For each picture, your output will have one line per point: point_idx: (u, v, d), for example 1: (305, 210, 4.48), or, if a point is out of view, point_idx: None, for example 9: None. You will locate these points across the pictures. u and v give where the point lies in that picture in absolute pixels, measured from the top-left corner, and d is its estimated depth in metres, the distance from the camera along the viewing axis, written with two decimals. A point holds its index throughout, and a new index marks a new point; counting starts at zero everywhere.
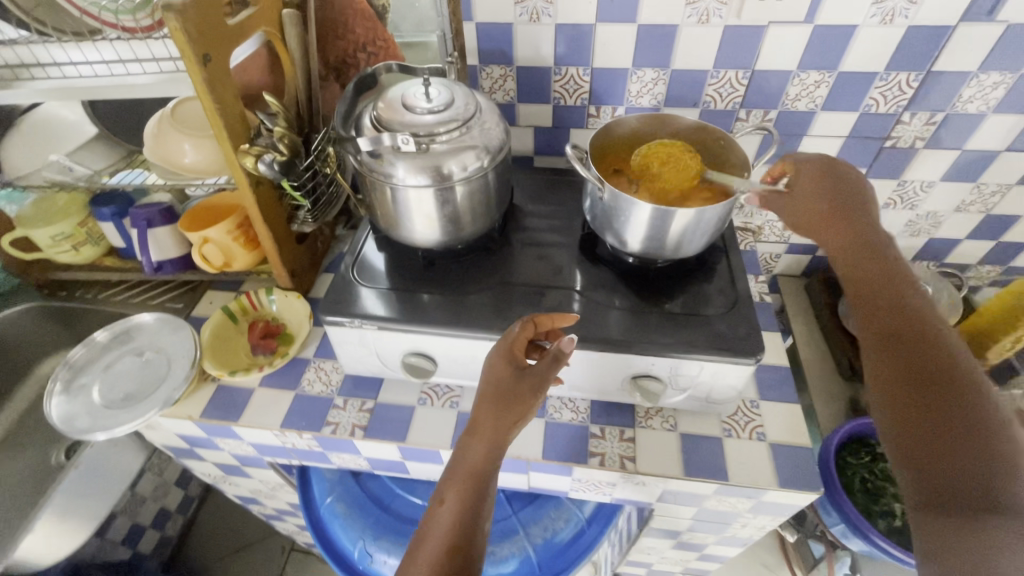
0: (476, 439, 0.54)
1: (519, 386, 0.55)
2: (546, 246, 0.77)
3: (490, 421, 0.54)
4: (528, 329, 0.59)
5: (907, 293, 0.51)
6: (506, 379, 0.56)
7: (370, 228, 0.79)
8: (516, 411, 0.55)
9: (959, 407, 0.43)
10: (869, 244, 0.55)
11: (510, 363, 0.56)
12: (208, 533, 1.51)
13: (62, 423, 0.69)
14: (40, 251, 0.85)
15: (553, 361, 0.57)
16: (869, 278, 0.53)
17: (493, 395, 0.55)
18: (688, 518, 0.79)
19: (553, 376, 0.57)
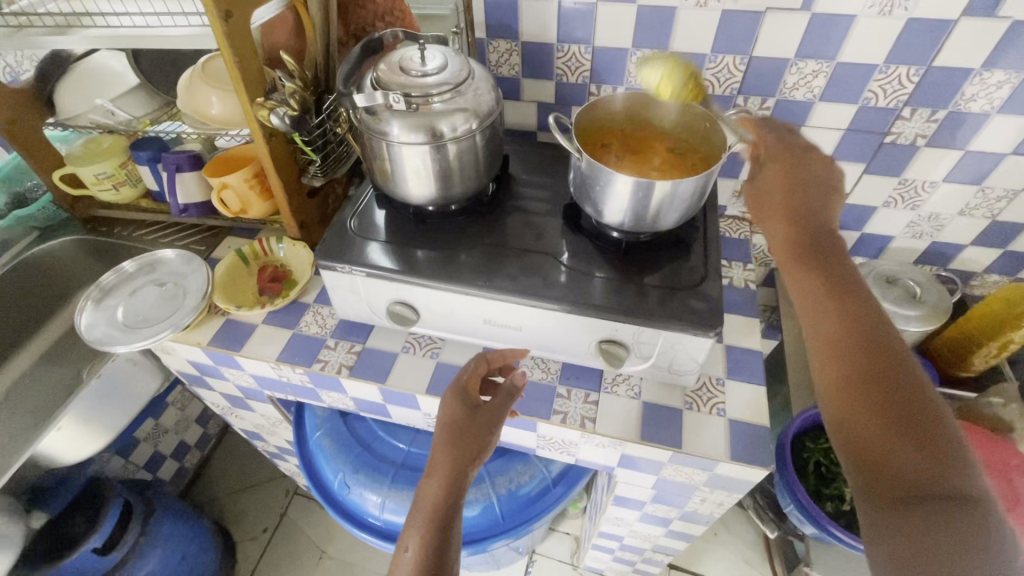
0: (434, 476, 0.60)
1: (476, 423, 0.63)
2: (533, 214, 0.80)
3: (447, 459, 0.61)
4: (481, 366, 0.68)
5: (846, 287, 0.51)
6: (463, 414, 0.63)
7: (372, 187, 0.85)
8: (472, 444, 0.62)
9: (908, 408, 0.44)
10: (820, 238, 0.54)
11: (465, 401, 0.65)
12: (221, 470, 1.63)
13: (90, 335, 0.77)
14: (87, 189, 0.95)
15: (507, 395, 0.66)
16: (811, 271, 0.52)
17: (452, 430, 0.63)
18: (650, 490, 0.81)
19: (506, 408, 0.66)
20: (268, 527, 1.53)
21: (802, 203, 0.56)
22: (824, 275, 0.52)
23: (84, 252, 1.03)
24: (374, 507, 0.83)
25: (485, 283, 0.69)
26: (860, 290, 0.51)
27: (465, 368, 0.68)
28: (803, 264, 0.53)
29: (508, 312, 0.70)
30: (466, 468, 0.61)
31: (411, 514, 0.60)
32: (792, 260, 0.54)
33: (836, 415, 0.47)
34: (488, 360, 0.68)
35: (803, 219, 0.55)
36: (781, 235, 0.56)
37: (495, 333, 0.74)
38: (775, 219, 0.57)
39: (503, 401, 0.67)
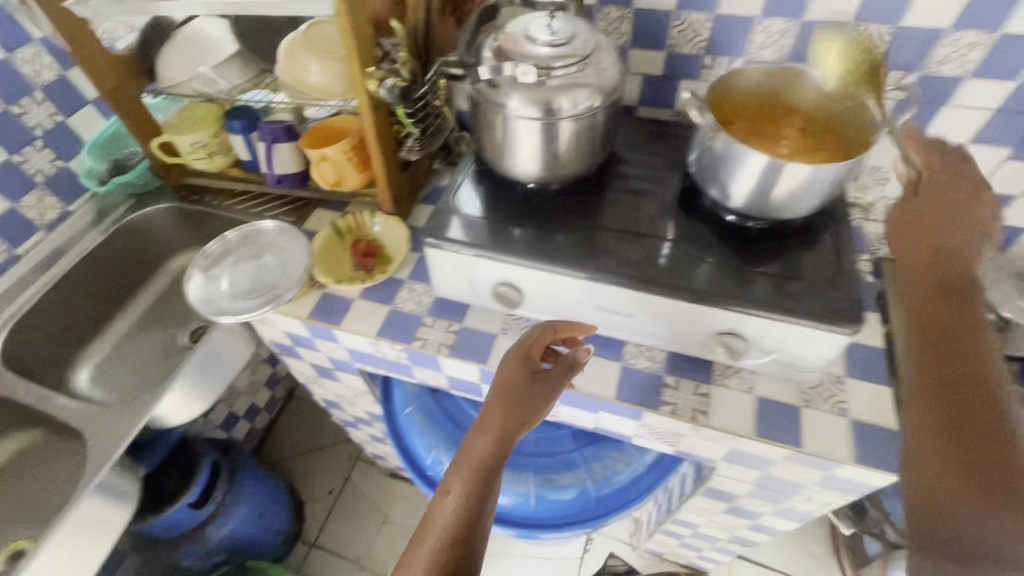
0: (483, 434, 0.61)
1: (534, 389, 0.64)
2: (640, 195, 0.77)
3: (498, 418, 0.61)
4: (548, 334, 0.68)
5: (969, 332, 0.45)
6: (522, 378, 0.64)
7: (472, 160, 0.82)
8: (526, 409, 0.62)
9: (980, 457, 0.40)
10: (950, 272, 0.48)
11: (526, 365, 0.65)
12: (288, 432, 1.69)
13: (200, 304, 0.79)
14: (181, 157, 0.97)
15: (568, 367, 0.67)
16: (937, 304, 0.47)
17: (508, 392, 0.63)
18: (749, 484, 0.79)
19: (564, 382, 0.66)
20: (334, 489, 1.59)
21: (946, 231, 0.49)
22: (949, 322, 0.46)
23: (177, 219, 1.05)
24: None
25: (598, 268, 0.67)
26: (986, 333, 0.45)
27: (531, 334, 0.68)
28: (934, 298, 0.48)
29: (620, 299, 0.67)
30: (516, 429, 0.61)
31: (455, 464, 0.61)
32: (916, 290, 0.49)
33: (915, 452, 0.45)
34: (556, 329, 0.68)
35: (938, 247, 0.49)
36: (914, 264, 0.50)
37: (603, 320, 0.71)
38: (909, 243, 0.51)
39: (563, 373, 0.67)
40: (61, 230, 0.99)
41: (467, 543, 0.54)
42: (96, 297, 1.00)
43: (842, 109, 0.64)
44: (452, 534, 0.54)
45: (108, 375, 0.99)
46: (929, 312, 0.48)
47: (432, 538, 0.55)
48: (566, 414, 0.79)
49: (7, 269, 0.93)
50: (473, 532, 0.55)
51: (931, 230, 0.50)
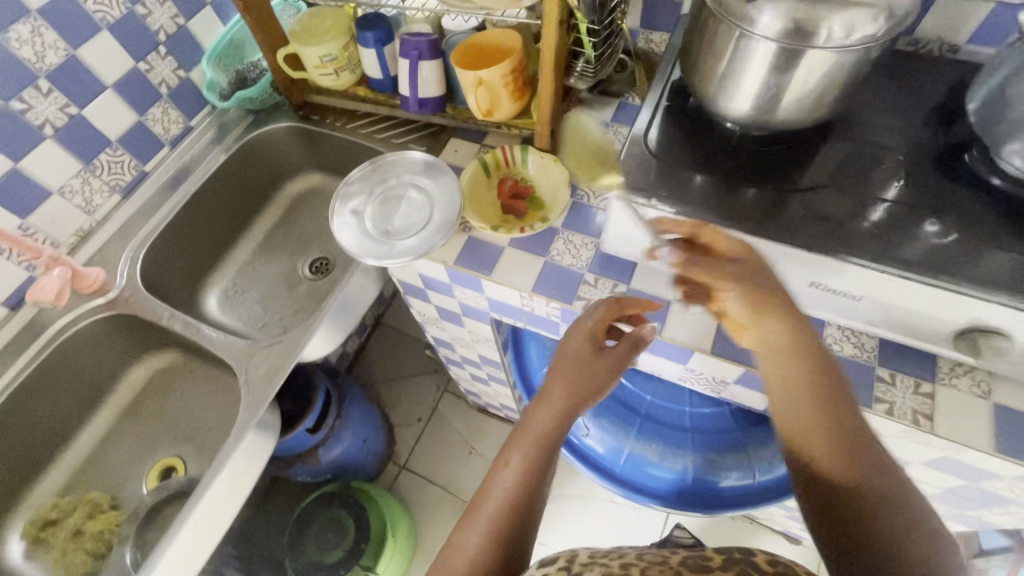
0: (545, 406, 0.54)
1: (598, 365, 0.56)
2: (873, 146, 0.62)
3: (563, 392, 0.54)
4: (613, 309, 0.58)
5: (842, 411, 0.46)
6: (587, 352, 0.55)
7: (664, 92, 0.68)
8: (593, 385, 0.54)
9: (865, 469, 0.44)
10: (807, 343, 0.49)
11: (591, 339, 0.56)
12: (377, 356, 1.71)
13: (344, 242, 0.73)
14: (306, 72, 0.87)
15: (636, 348, 0.57)
16: (803, 393, 0.47)
17: (572, 365, 0.55)
18: (936, 488, 0.70)
19: (631, 361, 0.57)
20: (423, 417, 1.62)
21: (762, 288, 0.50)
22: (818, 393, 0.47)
23: (299, 140, 0.98)
24: (591, 437, 0.79)
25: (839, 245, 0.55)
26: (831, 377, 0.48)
27: (594, 310, 0.58)
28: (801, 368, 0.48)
29: (853, 279, 0.56)
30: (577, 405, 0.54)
31: (512, 432, 0.54)
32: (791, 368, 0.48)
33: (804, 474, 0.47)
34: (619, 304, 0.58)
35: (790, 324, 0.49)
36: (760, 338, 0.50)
37: (819, 298, 0.61)
38: (770, 319, 0.49)
39: (627, 349, 0.57)
40: (185, 147, 0.94)
41: (521, 521, 0.50)
42: (218, 220, 0.97)
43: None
44: (512, 504, 0.49)
45: (233, 301, 0.97)
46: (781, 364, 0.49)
47: (485, 511, 0.50)
48: (734, 393, 0.70)
49: (136, 187, 0.89)
50: (526, 512, 0.50)
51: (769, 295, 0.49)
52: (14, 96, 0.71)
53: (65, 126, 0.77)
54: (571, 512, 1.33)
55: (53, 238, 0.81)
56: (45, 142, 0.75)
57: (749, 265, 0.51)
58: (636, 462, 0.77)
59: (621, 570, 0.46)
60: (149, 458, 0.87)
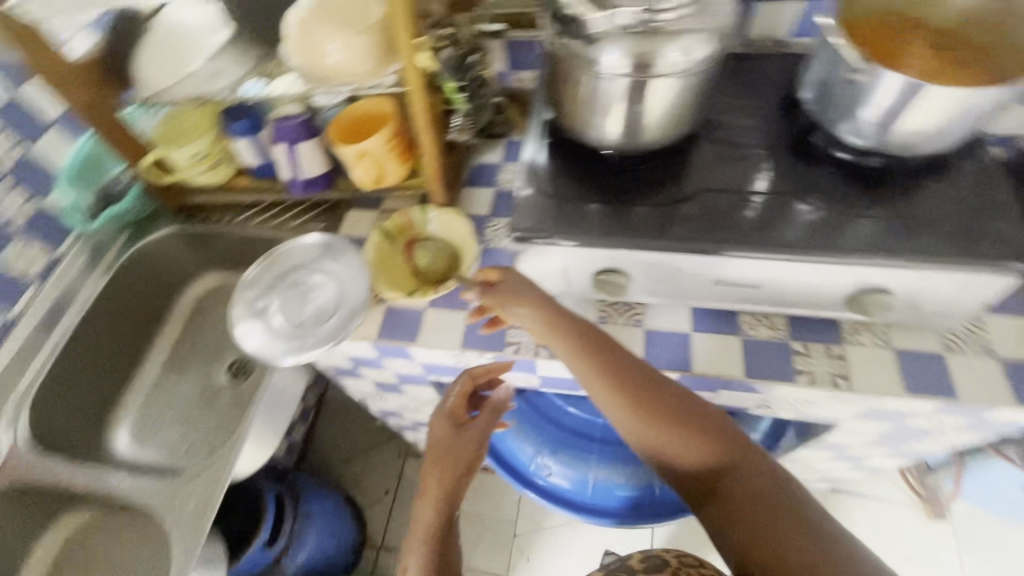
0: (427, 499, 0.64)
1: (463, 442, 0.68)
2: (737, 144, 0.68)
3: (436, 479, 0.64)
4: (468, 382, 0.70)
5: (643, 378, 0.57)
6: (448, 434, 0.68)
7: (542, 129, 0.70)
8: (460, 460, 0.67)
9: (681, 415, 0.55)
10: (591, 331, 0.59)
11: (450, 421, 0.69)
12: (329, 438, 1.62)
13: (257, 348, 0.70)
14: (178, 174, 0.83)
15: (494, 411, 0.71)
16: (610, 387, 0.56)
17: (441, 449, 0.66)
18: (871, 434, 0.76)
19: (493, 424, 0.70)
20: (390, 488, 1.54)
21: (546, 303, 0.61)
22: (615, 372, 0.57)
23: (188, 244, 0.93)
24: (555, 474, 0.79)
25: (729, 243, 0.59)
26: (622, 353, 0.58)
27: (451, 392, 0.70)
28: (595, 353, 0.58)
29: (749, 269, 0.60)
30: (456, 483, 0.66)
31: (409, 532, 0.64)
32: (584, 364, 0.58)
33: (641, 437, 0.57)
34: (474, 377, 0.69)
35: (572, 322, 0.59)
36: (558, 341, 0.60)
37: (727, 292, 0.64)
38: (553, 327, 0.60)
39: (489, 418, 0.71)
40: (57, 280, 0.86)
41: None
42: (114, 348, 0.89)
43: (969, 33, 0.56)
44: None
45: (147, 433, 0.89)
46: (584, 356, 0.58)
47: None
48: None
49: None
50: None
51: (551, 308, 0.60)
52: None
53: None
54: (559, 544, 1.30)
55: None
56: None
57: (529, 291, 0.62)
58: (605, 487, 0.77)
59: None
60: None
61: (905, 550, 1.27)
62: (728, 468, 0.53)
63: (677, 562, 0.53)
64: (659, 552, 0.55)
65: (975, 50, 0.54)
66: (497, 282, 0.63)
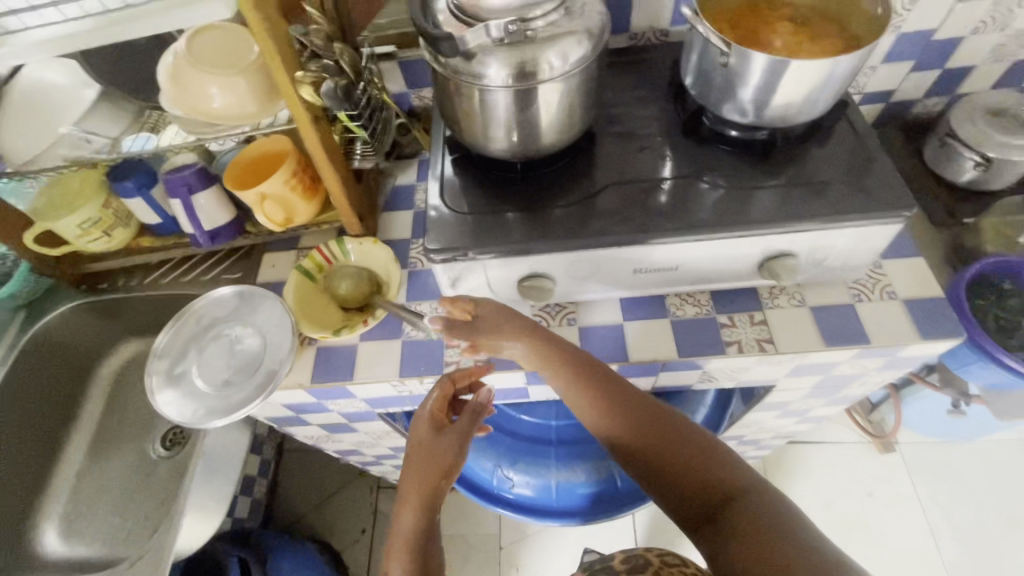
0: (407, 509, 0.57)
1: (442, 447, 0.60)
2: (636, 135, 0.70)
3: (415, 486, 0.58)
4: (446, 387, 0.63)
5: (634, 399, 0.58)
6: (426, 437, 0.61)
7: (446, 147, 0.70)
8: (439, 468, 0.59)
9: (673, 437, 0.56)
10: (582, 357, 0.60)
11: (431, 425, 0.61)
12: (293, 487, 1.55)
13: (183, 416, 0.66)
14: (69, 244, 0.77)
15: (473, 415, 0.63)
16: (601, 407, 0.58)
17: (419, 456, 0.60)
18: (806, 388, 0.80)
19: (474, 429, 0.62)
20: (366, 527, 1.49)
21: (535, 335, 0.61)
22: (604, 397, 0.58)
23: (95, 316, 0.86)
24: (519, 484, 0.78)
25: (641, 231, 0.60)
26: (614, 377, 0.59)
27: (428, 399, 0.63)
28: (585, 378, 0.59)
29: (665, 254, 0.62)
30: (437, 488, 0.58)
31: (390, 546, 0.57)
32: (573, 389, 0.59)
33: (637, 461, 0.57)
34: (453, 380, 0.63)
35: (561, 352, 0.60)
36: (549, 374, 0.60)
37: (649, 278, 0.66)
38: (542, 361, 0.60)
39: (470, 422, 0.63)
40: None
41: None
42: (27, 442, 0.82)
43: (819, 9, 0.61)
44: None
45: (81, 526, 0.82)
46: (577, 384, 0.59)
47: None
48: None
49: None
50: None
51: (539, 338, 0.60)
52: None
53: None
54: (544, 549, 1.30)
55: None
56: None
57: (514, 322, 0.61)
58: (570, 488, 0.77)
59: None
60: None
61: (864, 486, 1.34)
62: (730, 492, 0.51)
63: (660, 561, 0.51)
64: (638, 551, 0.54)
65: (825, 27, 0.60)
66: (474, 317, 0.61)
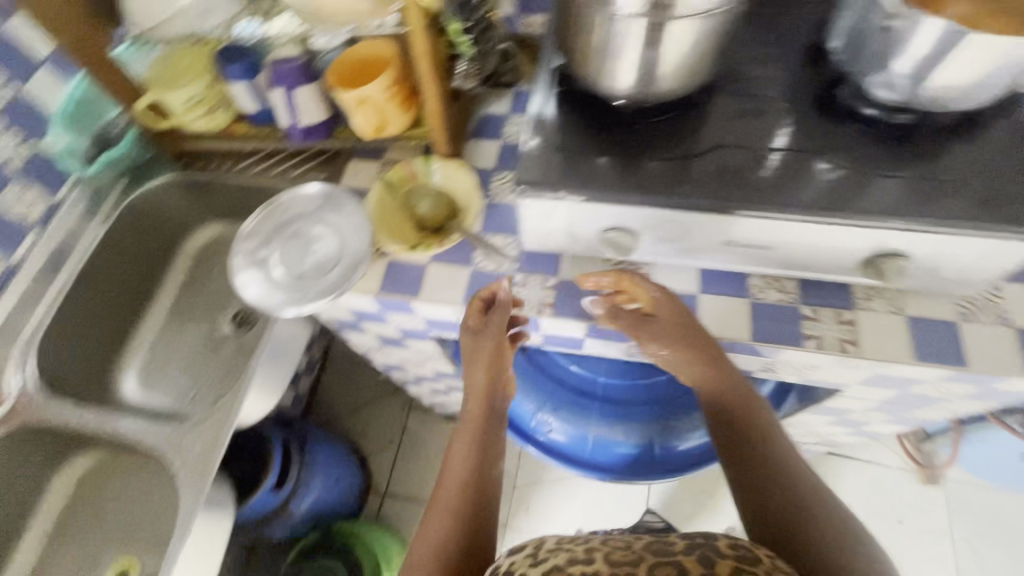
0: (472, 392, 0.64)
1: (482, 343, 0.64)
2: (758, 97, 0.64)
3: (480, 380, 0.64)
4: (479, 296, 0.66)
5: (760, 416, 0.59)
6: (470, 331, 0.65)
7: (551, 76, 0.66)
8: (496, 366, 0.65)
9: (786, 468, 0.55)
10: (727, 367, 0.61)
11: (475, 324, 0.65)
12: (334, 388, 1.65)
13: (260, 300, 0.69)
14: (173, 118, 0.80)
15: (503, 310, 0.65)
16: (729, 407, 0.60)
17: (471, 351, 0.65)
18: (874, 401, 0.75)
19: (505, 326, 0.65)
20: (393, 439, 1.58)
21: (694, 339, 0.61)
22: (737, 406, 0.60)
23: (188, 193, 0.91)
24: (556, 430, 0.79)
25: (732, 200, 0.56)
26: (752, 395, 0.61)
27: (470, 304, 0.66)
28: (723, 380, 0.60)
29: (764, 230, 0.58)
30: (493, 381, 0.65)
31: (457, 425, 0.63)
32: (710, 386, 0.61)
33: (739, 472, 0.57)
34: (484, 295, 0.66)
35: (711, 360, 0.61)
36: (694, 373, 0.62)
37: (736, 252, 0.62)
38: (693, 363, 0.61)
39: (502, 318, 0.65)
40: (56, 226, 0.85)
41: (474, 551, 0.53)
42: (118, 296, 0.89)
43: None
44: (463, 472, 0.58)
45: (155, 378, 0.90)
46: (715, 389, 0.61)
47: (438, 516, 0.55)
48: None
49: None
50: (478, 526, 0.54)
51: (701, 341, 0.61)
52: None
53: None
54: (557, 497, 1.34)
55: None
56: None
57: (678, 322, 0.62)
58: (607, 445, 0.78)
59: (585, 555, 0.40)
60: (98, 565, 0.81)
61: (897, 514, 1.29)
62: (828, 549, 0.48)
63: (771, 561, 0.39)
64: (744, 542, 0.42)
65: None
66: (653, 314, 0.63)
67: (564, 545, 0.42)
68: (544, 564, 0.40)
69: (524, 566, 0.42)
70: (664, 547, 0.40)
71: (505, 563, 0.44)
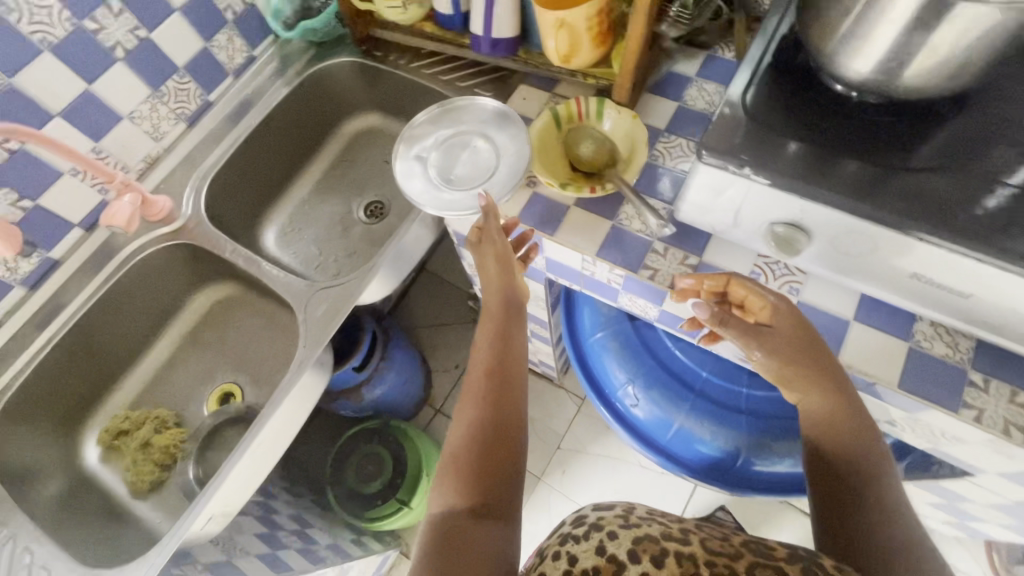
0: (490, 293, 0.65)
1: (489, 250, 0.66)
2: (1011, 123, 0.54)
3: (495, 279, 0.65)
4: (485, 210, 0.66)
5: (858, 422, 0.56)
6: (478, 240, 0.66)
7: (769, 43, 0.60)
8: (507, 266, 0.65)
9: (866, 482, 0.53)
10: (839, 381, 0.56)
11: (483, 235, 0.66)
12: (421, 299, 1.73)
13: (407, 190, 0.71)
14: (372, 5, 0.81)
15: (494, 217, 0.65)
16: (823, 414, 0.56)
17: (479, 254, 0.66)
18: (1004, 498, 0.67)
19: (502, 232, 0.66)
20: (461, 364, 1.64)
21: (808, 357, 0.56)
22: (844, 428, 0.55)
23: (362, 77, 0.96)
24: (639, 407, 0.78)
25: (926, 223, 0.49)
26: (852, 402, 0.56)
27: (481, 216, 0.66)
28: (824, 391, 0.56)
29: (961, 273, 0.50)
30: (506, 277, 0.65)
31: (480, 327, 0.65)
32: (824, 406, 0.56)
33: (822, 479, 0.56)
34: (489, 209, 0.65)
35: (830, 385, 0.56)
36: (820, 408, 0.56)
37: (916, 289, 0.55)
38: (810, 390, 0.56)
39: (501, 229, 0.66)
40: (249, 77, 0.93)
41: (509, 432, 0.55)
42: (280, 157, 0.97)
43: None
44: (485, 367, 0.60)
45: (290, 239, 0.99)
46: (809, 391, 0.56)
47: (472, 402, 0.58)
48: None
49: (202, 116, 0.90)
50: (508, 414, 0.56)
51: (818, 366, 0.56)
52: (87, 15, 0.70)
53: (135, 50, 0.77)
54: (600, 471, 1.34)
55: (123, 163, 0.83)
56: (116, 65, 0.76)
57: (799, 336, 0.56)
58: (689, 438, 0.76)
59: (680, 533, 0.44)
60: (210, 380, 0.94)
61: None
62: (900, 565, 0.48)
63: None
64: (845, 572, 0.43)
65: None
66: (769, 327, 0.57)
67: (656, 520, 0.46)
68: (635, 530, 0.45)
69: (616, 524, 0.46)
70: (765, 550, 0.43)
71: (593, 517, 0.48)
